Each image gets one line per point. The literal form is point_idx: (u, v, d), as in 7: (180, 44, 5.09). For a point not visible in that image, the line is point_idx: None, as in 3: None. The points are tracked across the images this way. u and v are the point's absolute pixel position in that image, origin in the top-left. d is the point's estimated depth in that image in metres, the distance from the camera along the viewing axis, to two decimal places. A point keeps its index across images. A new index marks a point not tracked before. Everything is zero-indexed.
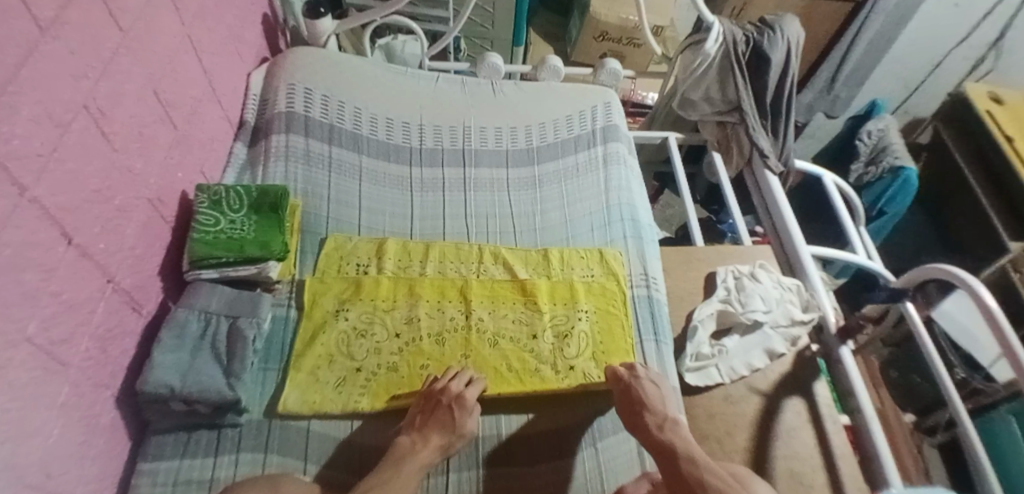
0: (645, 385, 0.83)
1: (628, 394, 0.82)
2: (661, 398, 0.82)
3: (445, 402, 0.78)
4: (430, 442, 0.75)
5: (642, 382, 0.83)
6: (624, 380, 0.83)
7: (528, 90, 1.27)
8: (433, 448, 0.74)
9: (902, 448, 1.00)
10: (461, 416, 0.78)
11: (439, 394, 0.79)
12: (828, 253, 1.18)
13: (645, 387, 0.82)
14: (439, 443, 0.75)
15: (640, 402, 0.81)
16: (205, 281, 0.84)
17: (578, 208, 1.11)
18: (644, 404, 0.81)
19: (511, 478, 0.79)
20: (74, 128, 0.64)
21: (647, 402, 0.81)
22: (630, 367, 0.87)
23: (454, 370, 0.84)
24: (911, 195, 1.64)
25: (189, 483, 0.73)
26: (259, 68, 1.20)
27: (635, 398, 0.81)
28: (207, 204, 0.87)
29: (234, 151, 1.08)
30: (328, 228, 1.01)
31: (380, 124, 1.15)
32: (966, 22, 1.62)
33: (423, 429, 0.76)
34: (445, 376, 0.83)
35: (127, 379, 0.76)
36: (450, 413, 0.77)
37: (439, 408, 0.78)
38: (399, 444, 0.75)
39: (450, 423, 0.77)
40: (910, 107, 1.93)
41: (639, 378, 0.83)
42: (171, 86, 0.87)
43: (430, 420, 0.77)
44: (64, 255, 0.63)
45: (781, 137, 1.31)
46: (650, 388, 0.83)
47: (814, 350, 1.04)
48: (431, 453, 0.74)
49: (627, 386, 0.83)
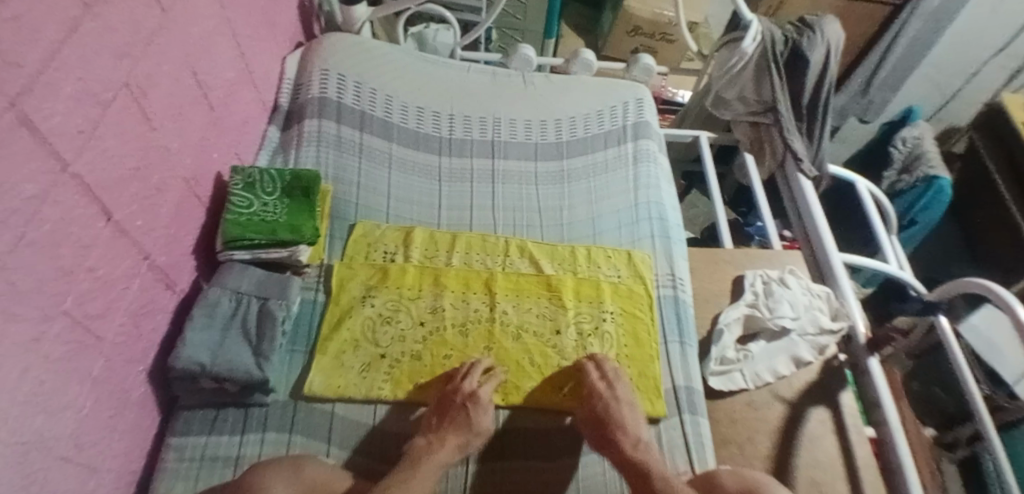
0: (616, 405, 0.80)
1: (597, 412, 0.79)
2: (631, 416, 0.79)
3: (459, 401, 0.78)
4: (447, 442, 0.74)
5: (612, 402, 0.80)
6: (593, 398, 0.80)
7: (559, 84, 1.26)
8: (450, 448, 0.74)
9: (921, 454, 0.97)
10: (476, 414, 0.78)
11: (452, 394, 0.79)
12: (860, 261, 1.15)
13: (621, 407, 0.80)
14: (457, 442, 0.74)
15: (610, 424, 0.78)
16: (237, 262, 0.85)
17: (606, 203, 1.10)
18: (618, 423, 0.78)
19: (518, 472, 0.79)
20: (113, 107, 0.65)
21: (619, 425, 0.78)
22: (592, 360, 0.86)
23: (470, 363, 0.84)
24: (944, 205, 1.59)
25: (215, 459, 0.74)
26: (295, 52, 1.21)
27: (604, 415, 0.79)
28: (240, 185, 0.88)
29: (267, 134, 1.09)
30: (356, 214, 1.01)
31: (410, 112, 1.15)
32: (1006, 29, 1.57)
33: (439, 429, 0.76)
34: (467, 364, 0.84)
35: (158, 355, 0.77)
36: (466, 411, 0.77)
37: (455, 406, 0.78)
38: (416, 445, 0.74)
39: (466, 422, 0.77)
40: (944, 115, 1.86)
41: (614, 397, 0.80)
42: (207, 68, 0.88)
43: (446, 420, 0.77)
44: (102, 232, 0.65)
45: (817, 140, 1.28)
46: (624, 410, 0.80)
47: (841, 359, 1.02)
48: (449, 452, 0.73)
49: (597, 405, 0.80)
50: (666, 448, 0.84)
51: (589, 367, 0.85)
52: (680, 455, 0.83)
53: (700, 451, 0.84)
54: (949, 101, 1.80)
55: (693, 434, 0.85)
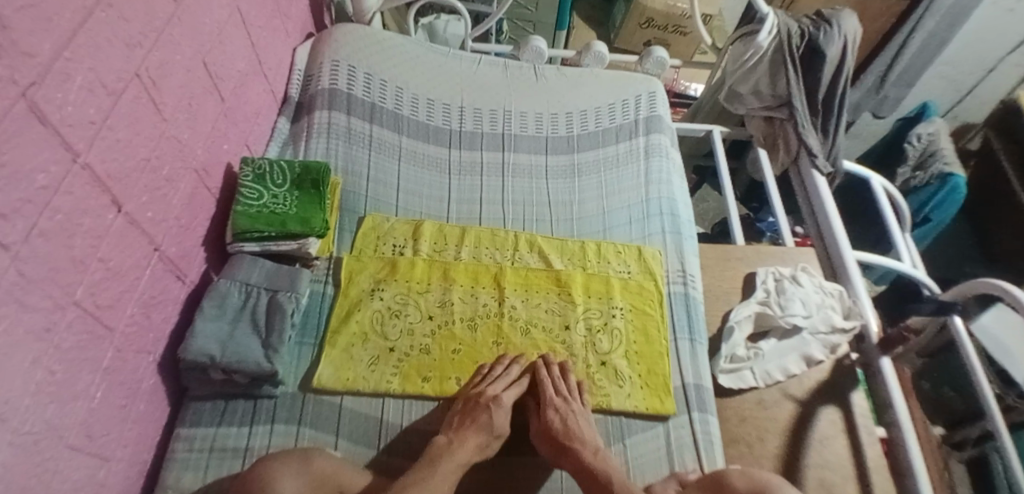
0: (571, 419, 0.79)
1: (550, 425, 0.78)
2: (586, 430, 0.79)
3: (482, 403, 0.78)
4: (468, 441, 0.74)
5: (568, 416, 0.79)
6: (548, 410, 0.79)
7: (570, 77, 1.25)
8: (470, 447, 0.74)
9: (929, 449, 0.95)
10: (497, 415, 0.77)
11: (475, 397, 0.79)
12: (874, 259, 1.13)
13: (578, 419, 0.79)
14: (477, 442, 0.75)
15: (562, 437, 0.77)
16: (247, 254, 0.85)
17: (617, 198, 1.09)
18: (575, 434, 0.77)
19: (523, 468, 0.80)
20: (125, 98, 0.65)
21: (572, 439, 0.76)
22: (565, 369, 0.85)
23: (502, 368, 0.84)
24: (958, 202, 1.56)
25: (224, 450, 0.75)
26: (305, 42, 1.21)
27: (561, 427, 0.78)
28: (250, 177, 0.88)
29: (278, 125, 1.09)
30: (366, 207, 1.01)
31: (420, 105, 1.14)
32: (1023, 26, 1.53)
33: (460, 429, 0.76)
34: (502, 367, 0.84)
35: (169, 346, 0.78)
36: (488, 412, 0.77)
37: (478, 408, 0.78)
38: (436, 443, 0.74)
39: (488, 423, 0.76)
40: (961, 111, 1.81)
41: (570, 410, 0.80)
42: (219, 59, 0.87)
43: (468, 420, 0.76)
44: (113, 223, 0.65)
45: (832, 135, 1.25)
46: (580, 422, 0.79)
47: (853, 359, 1.01)
48: (469, 451, 0.74)
49: (553, 418, 0.79)
50: (675, 446, 0.83)
51: (546, 379, 0.83)
52: (689, 452, 0.83)
53: (709, 450, 0.83)
54: (967, 96, 1.76)
55: (702, 432, 0.84)
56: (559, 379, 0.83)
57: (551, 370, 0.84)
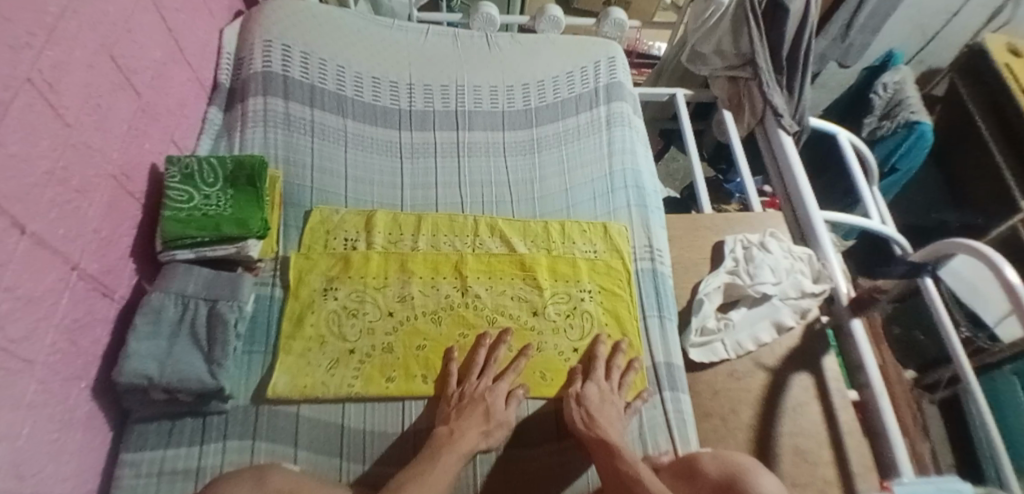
0: (605, 400, 0.78)
1: (585, 392, 0.78)
2: (615, 416, 0.77)
3: (474, 397, 0.76)
4: (470, 431, 0.71)
5: (605, 393, 0.79)
6: (588, 382, 0.80)
7: (523, 44, 1.18)
8: (473, 436, 0.71)
9: (901, 389, 0.90)
10: (495, 406, 0.75)
11: (465, 394, 0.77)
12: (841, 218, 1.10)
13: (606, 410, 0.76)
14: (481, 429, 0.72)
15: (593, 410, 0.76)
16: (181, 262, 0.80)
17: (579, 173, 1.05)
18: (602, 415, 0.75)
19: (518, 465, 0.76)
20: (16, 107, 0.58)
21: (598, 416, 0.75)
22: (630, 364, 0.85)
23: (484, 349, 0.81)
24: (925, 149, 1.54)
25: (174, 473, 0.70)
26: (233, 22, 1.12)
27: (595, 395, 0.78)
28: (177, 178, 0.82)
29: (209, 116, 1.01)
30: (312, 199, 0.94)
31: (365, 84, 1.07)
32: None
33: (460, 418, 0.73)
34: (485, 350, 0.81)
35: (104, 368, 0.72)
36: (485, 404, 0.75)
37: (473, 401, 0.76)
38: (438, 434, 0.71)
39: (484, 413, 0.74)
40: (926, 57, 1.79)
41: (612, 396, 0.79)
42: (128, 50, 0.79)
43: (464, 411, 0.74)
44: (16, 247, 0.58)
45: (797, 93, 1.20)
46: (598, 400, 0.77)
47: (824, 322, 0.99)
48: (471, 440, 0.71)
49: (591, 388, 0.79)
50: (648, 428, 0.82)
51: (601, 361, 0.83)
52: (662, 433, 0.81)
53: (681, 428, 0.82)
54: (931, 41, 1.72)
55: (675, 412, 0.83)
56: (615, 368, 0.83)
57: (611, 358, 0.84)
